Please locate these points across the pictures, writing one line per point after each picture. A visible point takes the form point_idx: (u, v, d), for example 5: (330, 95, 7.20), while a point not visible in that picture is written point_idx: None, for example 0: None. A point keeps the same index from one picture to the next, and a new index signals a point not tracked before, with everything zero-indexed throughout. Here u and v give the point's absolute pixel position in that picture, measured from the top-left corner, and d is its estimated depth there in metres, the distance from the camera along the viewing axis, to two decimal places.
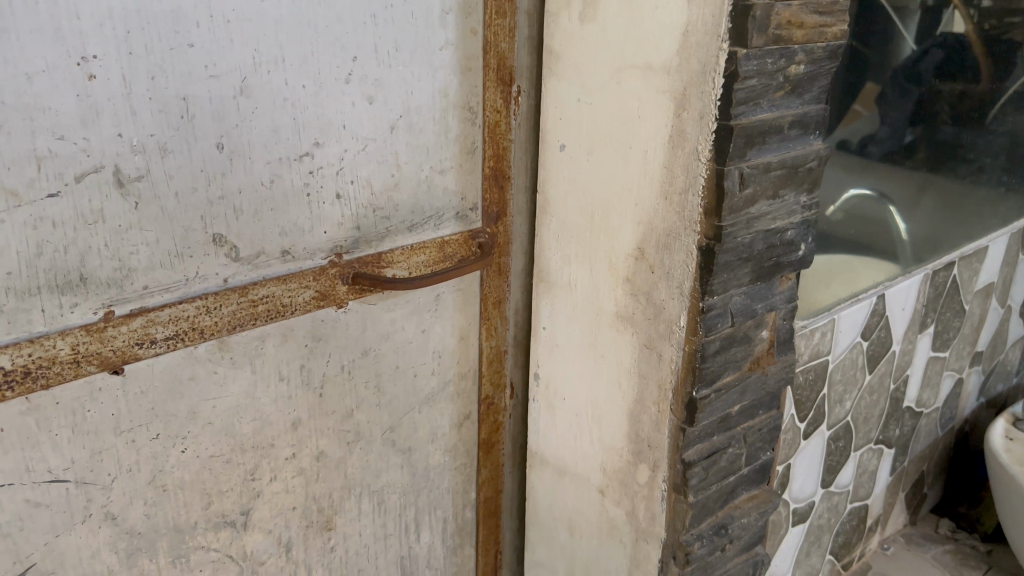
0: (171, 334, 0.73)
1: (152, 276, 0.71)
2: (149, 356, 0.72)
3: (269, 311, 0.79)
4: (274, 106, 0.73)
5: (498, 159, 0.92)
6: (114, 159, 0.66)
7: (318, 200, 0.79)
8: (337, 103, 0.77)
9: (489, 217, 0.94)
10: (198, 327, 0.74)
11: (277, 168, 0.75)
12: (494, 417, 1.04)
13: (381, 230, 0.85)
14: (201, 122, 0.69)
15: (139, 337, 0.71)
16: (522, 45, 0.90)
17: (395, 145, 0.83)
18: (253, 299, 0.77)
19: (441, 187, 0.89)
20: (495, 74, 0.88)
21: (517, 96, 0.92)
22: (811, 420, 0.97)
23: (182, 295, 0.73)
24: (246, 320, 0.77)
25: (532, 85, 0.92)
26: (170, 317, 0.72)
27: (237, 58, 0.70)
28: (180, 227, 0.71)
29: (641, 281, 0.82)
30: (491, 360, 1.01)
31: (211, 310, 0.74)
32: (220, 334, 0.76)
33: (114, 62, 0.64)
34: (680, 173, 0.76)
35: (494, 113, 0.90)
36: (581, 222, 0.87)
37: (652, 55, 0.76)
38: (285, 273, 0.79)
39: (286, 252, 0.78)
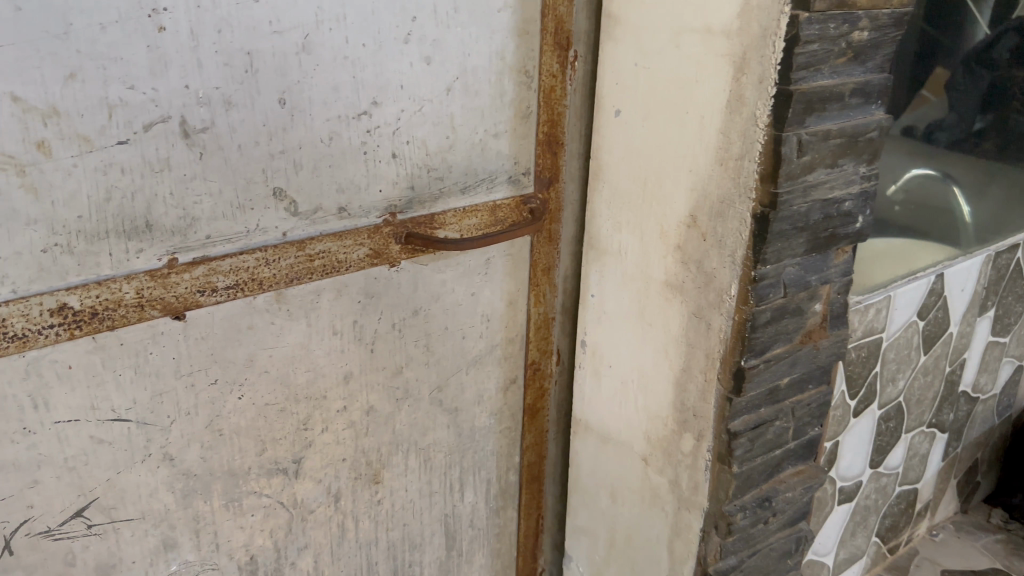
0: (231, 284, 0.75)
1: (214, 226, 0.73)
2: (210, 304, 0.74)
3: (325, 267, 0.81)
4: (335, 64, 0.75)
5: (553, 125, 0.93)
6: (181, 110, 0.68)
7: (374, 158, 0.81)
8: (395, 64, 0.78)
9: (541, 182, 0.95)
10: (257, 278, 0.76)
11: (336, 126, 0.77)
12: (540, 382, 1.05)
13: (435, 191, 0.87)
14: (264, 77, 0.71)
15: (201, 285, 0.73)
16: (580, 10, 0.90)
17: (451, 107, 0.84)
18: (311, 254, 0.79)
19: (495, 151, 0.90)
20: (553, 38, 0.88)
21: (574, 61, 0.92)
22: (862, 398, 0.96)
23: (243, 246, 0.75)
24: (302, 274, 0.79)
25: (589, 51, 0.92)
26: (230, 267, 0.74)
27: (300, 14, 0.71)
28: (242, 179, 0.73)
29: (692, 249, 0.82)
30: (538, 326, 1.02)
31: (269, 263, 0.77)
32: (278, 287, 0.78)
33: (182, 15, 0.66)
34: (737, 139, 0.75)
35: (550, 78, 0.90)
36: (633, 188, 0.87)
37: (711, 19, 0.75)
38: (341, 229, 0.81)
39: (343, 209, 0.80)
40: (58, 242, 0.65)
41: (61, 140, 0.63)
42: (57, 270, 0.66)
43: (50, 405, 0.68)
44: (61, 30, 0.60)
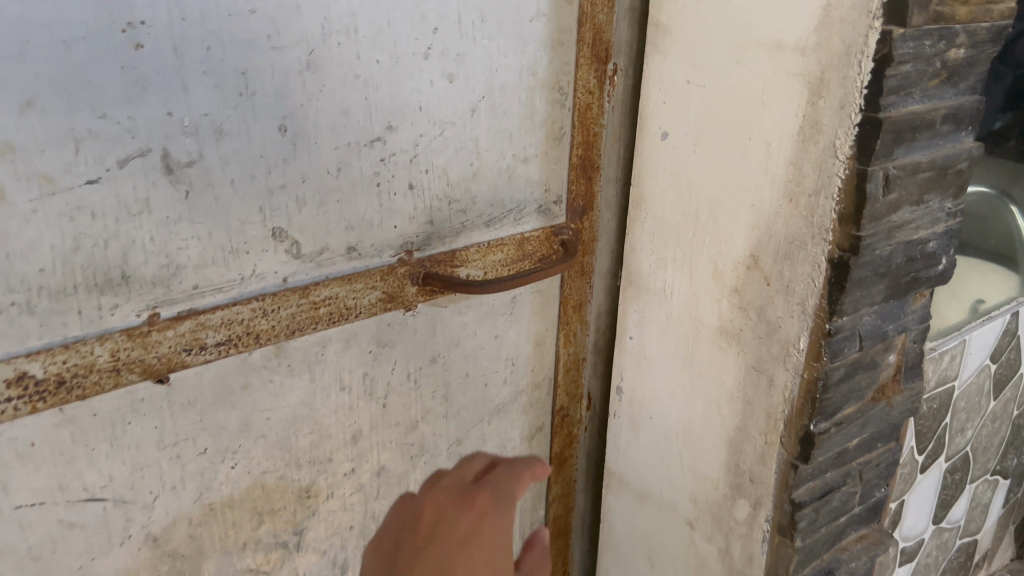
0: (222, 340, 0.64)
1: (203, 274, 0.62)
2: (198, 364, 0.64)
3: (331, 315, 0.70)
4: (344, 84, 0.64)
5: (587, 147, 0.84)
6: (162, 142, 0.57)
7: (389, 190, 0.70)
8: (414, 82, 0.68)
9: (574, 211, 0.86)
10: (253, 331, 0.66)
11: (345, 155, 0.66)
12: (568, 429, 0.96)
13: (456, 225, 0.76)
14: (262, 100, 0.60)
15: (187, 342, 0.63)
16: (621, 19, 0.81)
17: (476, 129, 0.74)
18: (315, 301, 0.69)
19: (523, 177, 0.80)
20: (590, 50, 0.79)
21: (612, 75, 0.84)
22: (930, 452, 0.86)
23: (236, 296, 0.64)
24: (306, 324, 0.69)
25: (630, 64, 0.84)
26: (221, 321, 0.64)
27: (304, 27, 0.61)
28: (235, 220, 0.62)
29: (753, 294, 0.71)
30: (568, 368, 0.92)
31: (267, 313, 0.66)
32: (277, 340, 0.68)
33: (164, 29, 0.55)
34: (811, 172, 0.65)
35: (586, 94, 0.81)
36: (683, 222, 0.76)
37: (783, 32, 0.64)
38: (350, 272, 0.70)
39: (352, 249, 0.70)
40: (15, 301, 0.54)
41: (18, 181, 0.52)
42: (16, 334, 0.55)
43: (9, 490, 0.57)
44: (15, 50, 0.49)
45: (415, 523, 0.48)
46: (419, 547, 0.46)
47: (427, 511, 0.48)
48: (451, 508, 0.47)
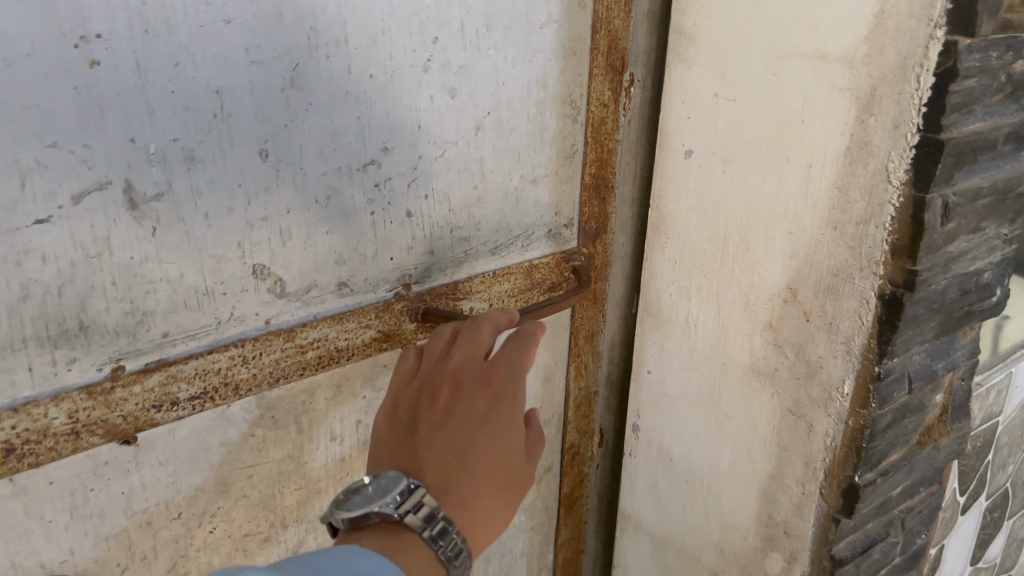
0: (196, 393, 0.56)
1: (174, 320, 0.54)
2: (169, 421, 0.56)
3: (320, 359, 0.63)
4: (334, 102, 0.57)
5: (601, 164, 0.79)
6: (124, 172, 0.49)
7: (385, 220, 0.63)
8: (412, 98, 0.61)
9: (586, 235, 0.81)
10: (232, 382, 0.58)
11: (335, 181, 0.59)
12: (578, 468, 0.89)
13: (460, 255, 0.70)
14: (240, 122, 0.53)
15: (157, 398, 0.55)
16: (638, 29, 0.77)
17: (481, 149, 0.68)
18: (302, 345, 0.61)
19: (531, 200, 0.74)
20: (604, 59, 0.75)
21: (629, 87, 0.79)
22: (972, 492, 0.79)
23: (212, 343, 0.56)
24: (292, 371, 0.61)
25: (647, 75, 0.79)
26: (195, 371, 0.56)
27: (287, 38, 0.53)
28: (210, 258, 0.55)
29: (790, 331, 0.64)
30: (579, 404, 0.86)
31: (247, 361, 0.58)
32: (259, 389, 0.60)
33: (124, 44, 0.47)
34: (858, 198, 0.58)
35: (600, 107, 0.76)
36: (710, 250, 0.68)
37: (827, 42, 0.57)
38: (341, 311, 0.63)
39: (343, 285, 0.62)
40: None
41: None
42: None
43: None
44: None
45: (434, 391, 0.48)
46: (441, 414, 0.47)
47: (446, 384, 0.49)
48: (472, 386, 0.48)
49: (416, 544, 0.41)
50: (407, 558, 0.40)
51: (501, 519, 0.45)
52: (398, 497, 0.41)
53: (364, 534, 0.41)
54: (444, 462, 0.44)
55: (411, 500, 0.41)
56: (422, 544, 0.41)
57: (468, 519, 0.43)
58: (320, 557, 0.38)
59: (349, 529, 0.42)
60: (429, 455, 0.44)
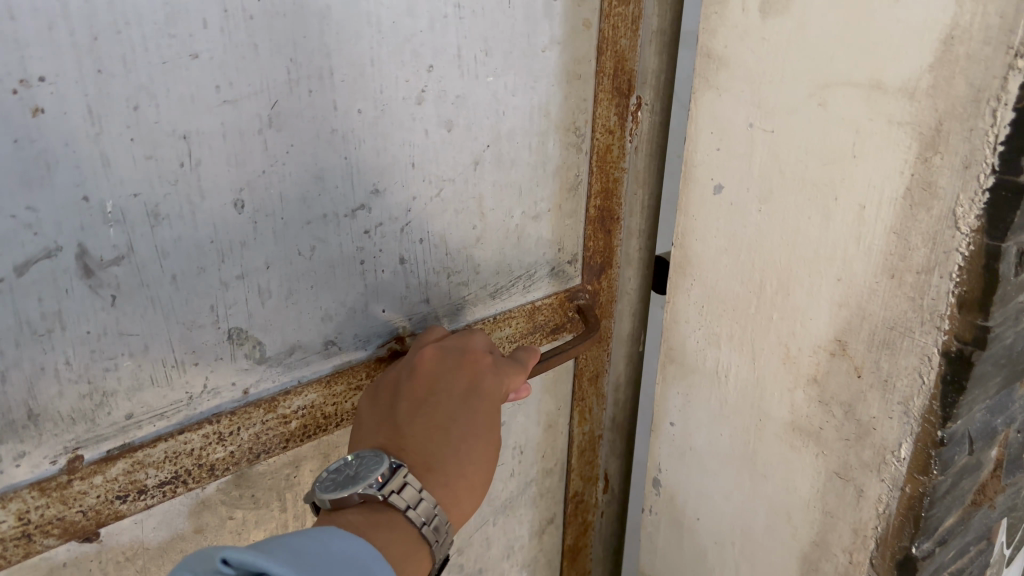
0: (166, 477, 0.46)
1: (138, 398, 0.44)
2: (136, 512, 0.45)
3: (307, 429, 0.53)
4: (317, 142, 0.47)
5: (608, 194, 0.70)
6: (76, 237, 0.39)
7: (374, 268, 0.54)
8: (405, 133, 0.51)
9: (591, 271, 0.72)
10: (207, 464, 0.48)
11: (320, 231, 0.49)
12: (583, 517, 0.85)
13: (457, 300, 0.61)
14: (211, 174, 0.43)
15: (121, 488, 0.44)
16: (646, 44, 0.66)
17: (481, 185, 0.58)
18: (286, 415, 0.51)
19: (533, 237, 0.65)
20: (611, 82, 0.65)
21: (635, 110, 0.69)
22: (1017, 543, 0.74)
23: (183, 420, 0.47)
24: (274, 445, 0.52)
25: (656, 96, 0.70)
26: (164, 456, 0.46)
27: (265, 75, 0.43)
28: (181, 323, 0.45)
29: (837, 387, 0.58)
30: (582, 450, 0.80)
31: (224, 439, 0.48)
32: (237, 467, 0.50)
33: (73, 87, 0.36)
34: (919, 245, 0.51)
35: (606, 134, 0.66)
36: (743, 294, 0.62)
37: (883, 71, 0.51)
38: (329, 373, 0.54)
39: (331, 342, 0.53)
40: None
41: None
42: None
43: None
44: None
45: (414, 368, 0.51)
46: (423, 390, 0.50)
47: (427, 361, 0.51)
48: (453, 363, 0.52)
49: (400, 520, 0.44)
50: (388, 536, 0.42)
51: (485, 486, 0.50)
52: (382, 477, 0.44)
53: (345, 512, 0.44)
54: (429, 439, 0.48)
55: (394, 480, 0.44)
56: (405, 520, 0.44)
57: (452, 495, 0.47)
58: (303, 538, 0.38)
59: (328, 509, 0.44)
60: (413, 432, 0.48)
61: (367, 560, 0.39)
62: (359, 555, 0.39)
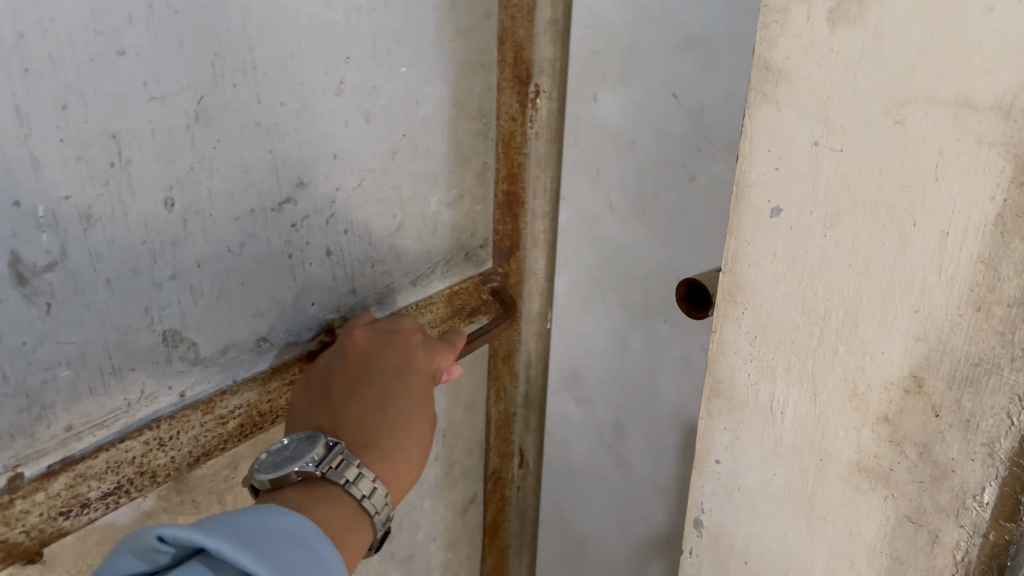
0: (108, 489, 0.67)
1: (78, 416, 0.65)
2: (77, 526, 0.65)
3: (241, 427, 0.78)
4: (243, 135, 0.69)
5: (511, 178, 1.13)
6: (11, 242, 0.56)
7: (303, 260, 0.80)
8: (326, 125, 0.77)
9: (501, 252, 1.17)
10: (149, 469, 0.70)
11: (247, 227, 0.73)
12: (499, 491, 1.41)
13: (383, 284, 0.93)
14: (140, 170, 0.62)
15: (66, 503, 0.64)
16: (541, 35, 1.06)
17: (399, 172, 0.90)
18: (219, 415, 0.75)
19: (445, 222, 1.03)
20: (511, 70, 1.06)
21: (536, 96, 1.10)
22: None
23: (123, 429, 0.68)
24: (212, 442, 0.75)
25: (551, 87, 1.09)
26: (106, 465, 0.67)
27: (187, 72, 0.63)
28: (116, 333, 0.65)
29: (912, 427, 0.54)
30: (500, 426, 1.35)
31: (163, 442, 0.71)
32: (177, 471, 0.72)
33: (6, 87, 0.53)
34: (1012, 274, 0.48)
35: (508, 117, 1.08)
36: (803, 324, 0.57)
37: (970, 86, 0.47)
38: (260, 373, 0.79)
39: (262, 340, 0.79)
40: None
41: None
42: None
43: None
44: None
45: (346, 360, 0.77)
46: (355, 375, 0.76)
47: (355, 358, 0.77)
48: (376, 355, 0.77)
49: (337, 492, 0.64)
50: (327, 500, 0.63)
51: (412, 454, 0.73)
52: (318, 457, 0.65)
53: (286, 488, 0.64)
54: (358, 416, 0.72)
55: (327, 458, 0.65)
56: (339, 490, 0.64)
57: (381, 460, 0.70)
58: (254, 518, 0.54)
59: (272, 485, 0.64)
60: (347, 409, 0.73)
61: (303, 534, 0.56)
62: (294, 525, 0.56)
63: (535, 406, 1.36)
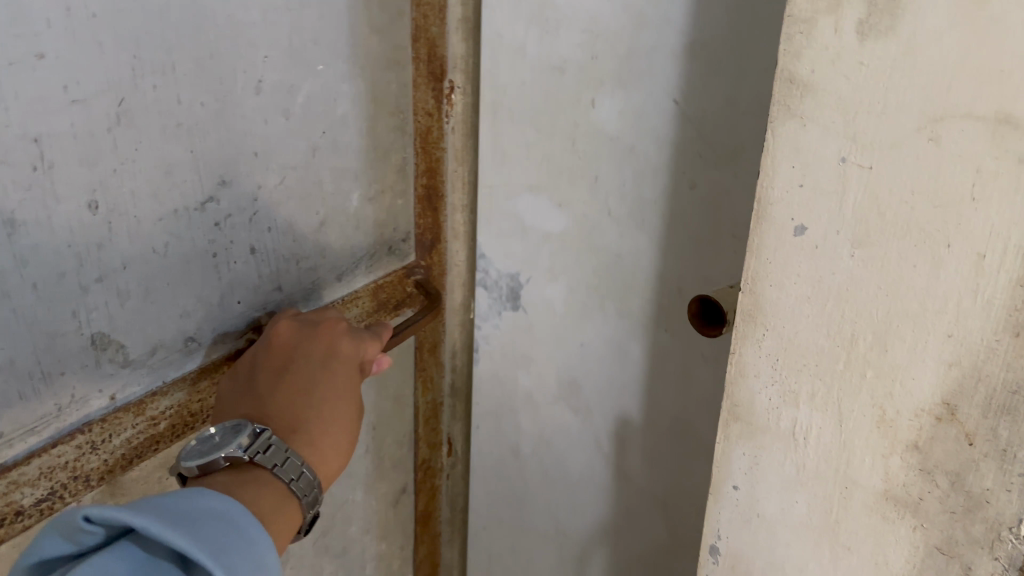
0: (42, 495, 0.64)
1: (11, 421, 0.63)
2: (13, 534, 0.62)
3: (173, 429, 0.75)
4: (165, 135, 0.67)
5: (430, 173, 1.13)
6: None
7: (225, 257, 0.77)
8: (245, 123, 0.75)
9: (423, 245, 1.17)
10: (84, 472, 0.67)
11: (172, 227, 0.71)
12: (429, 476, 1.40)
13: (309, 282, 0.91)
14: (67, 173, 0.61)
15: (4, 511, 0.62)
16: (453, 30, 1.04)
17: (321, 169, 0.88)
18: (152, 416, 0.73)
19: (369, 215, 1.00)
20: (426, 68, 1.06)
21: (450, 91, 1.08)
22: None
23: (56, 432, 0.67)
24: (146, 444, 0.73)
25: (465, 80, 1.08)
26: (40, 470, 0.64)
27: (108, 72, 0.62)
28: (46, 336, 0.63)
29: (944, 455, 0.52)
30: (428, 417, 1.34)
31: (96, 444, 0.69)
32: (111, 475, 0.70)
33: None
34: None
35: (426, 115, 1.09)
36: (829, 348, 0.55)
37: (1011, 102, 0.45)
38: (190, 372, 0.77)
39: (190, 340, 0.76)
40: None
41: None
42: None
43: None
44: None
45: (272, 350, 0.76)
46: (280, 365, 0.75)
47: (281, 349, 0.76)
48: (302, 344, 0.76)
49: (267, 476, 0.64)
50: (258, 484, 0.63)
51: (344, 438, 0.74)
52: (244, 444, 0.64)
53: (214, 475, 0.64)
54: (287, 407, 0.72)
55: (255, 444, 0.65)
56: (270, 474, 0.64)
57: (312, 448, 0.70)
58: (173, 500, 0.52)
59: (199, 473, 0.64)
60: (274, 400, 0.72)
61: (231, 513, 0.54)
62: (226, 507, 0.54)
63: (461, 396, 1.36)
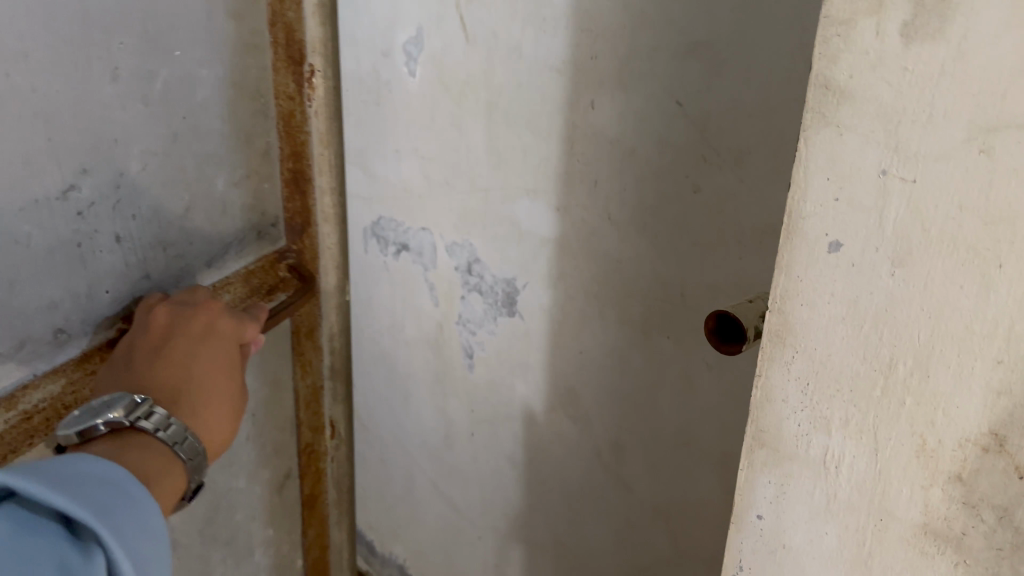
0: None
1: None
2: None
3: (43, 423, 0.87)
4: (22, 122, 0.78)
5: (297, 157, 1.16)
6: None
7: (90, 246, 0.89)
8: (94, 106, 0.85)
9: (293, 229, 1.20)
10: None
11: (29, 210, 0.82)
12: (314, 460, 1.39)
13: (179, 267, 1.02)
14: None
15: None
16: (313, 22, 1.08)
17: (186, 157, 0.99)
18: (24, 411, 0.85)
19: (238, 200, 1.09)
20: (284, 53, 1.09)
21: (312, 79, 1.11)
22: None
23: None
24: (20, 438, 0.84)
25: (325, 68, 1.11)
26: None
27: None
28: None
29: (990, 488, 0.48)
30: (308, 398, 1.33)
31: None
32: None
33: None
34: None
35: (287, 100, 1.12)
36: (863, 372, 0.51)
37: None
38: (59, 364, 0.90)
39: (58, 331, 0.89)
40: None
41: None
42: None
43: None
44: None
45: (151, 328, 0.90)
46: (158, 341, 0.89)
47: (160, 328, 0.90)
48: (177, 325, 0.90)
49: (153, 439, 0.78)
50: (143, 448, 0.76)
51: (228, 402, 0.90)
52: (125, 410, 0.77)
53: (97, 441, 0.76)
54: (170, 377, 0.86)
55: (136, 412, 0.78)
56: (155, 437, 0.78)
57: (197, 413, 0.85)
58: (58, 465, 0.65)
59: (84, 439, 0.76)
60: (156, 374, 0.85)
61: (117, 477, 0.68)
62: (102, 468, 0.67)
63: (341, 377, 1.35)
